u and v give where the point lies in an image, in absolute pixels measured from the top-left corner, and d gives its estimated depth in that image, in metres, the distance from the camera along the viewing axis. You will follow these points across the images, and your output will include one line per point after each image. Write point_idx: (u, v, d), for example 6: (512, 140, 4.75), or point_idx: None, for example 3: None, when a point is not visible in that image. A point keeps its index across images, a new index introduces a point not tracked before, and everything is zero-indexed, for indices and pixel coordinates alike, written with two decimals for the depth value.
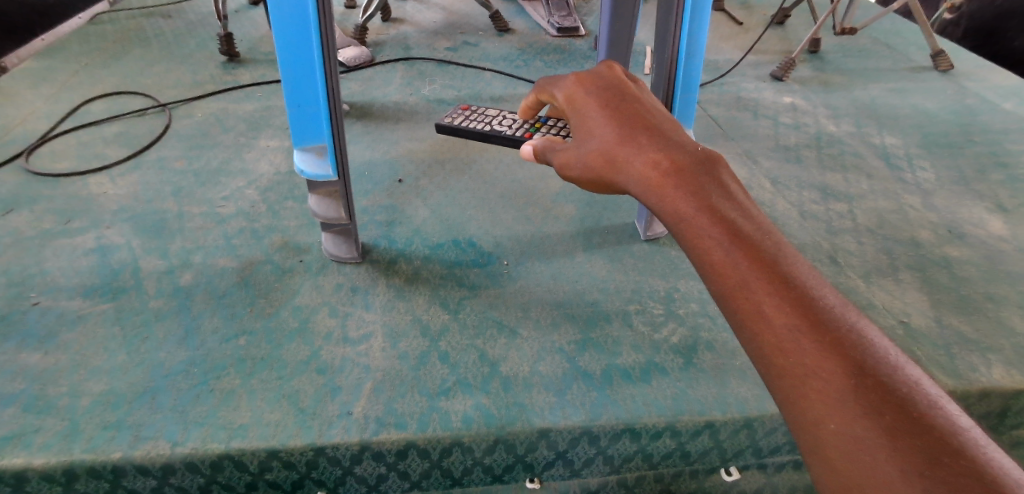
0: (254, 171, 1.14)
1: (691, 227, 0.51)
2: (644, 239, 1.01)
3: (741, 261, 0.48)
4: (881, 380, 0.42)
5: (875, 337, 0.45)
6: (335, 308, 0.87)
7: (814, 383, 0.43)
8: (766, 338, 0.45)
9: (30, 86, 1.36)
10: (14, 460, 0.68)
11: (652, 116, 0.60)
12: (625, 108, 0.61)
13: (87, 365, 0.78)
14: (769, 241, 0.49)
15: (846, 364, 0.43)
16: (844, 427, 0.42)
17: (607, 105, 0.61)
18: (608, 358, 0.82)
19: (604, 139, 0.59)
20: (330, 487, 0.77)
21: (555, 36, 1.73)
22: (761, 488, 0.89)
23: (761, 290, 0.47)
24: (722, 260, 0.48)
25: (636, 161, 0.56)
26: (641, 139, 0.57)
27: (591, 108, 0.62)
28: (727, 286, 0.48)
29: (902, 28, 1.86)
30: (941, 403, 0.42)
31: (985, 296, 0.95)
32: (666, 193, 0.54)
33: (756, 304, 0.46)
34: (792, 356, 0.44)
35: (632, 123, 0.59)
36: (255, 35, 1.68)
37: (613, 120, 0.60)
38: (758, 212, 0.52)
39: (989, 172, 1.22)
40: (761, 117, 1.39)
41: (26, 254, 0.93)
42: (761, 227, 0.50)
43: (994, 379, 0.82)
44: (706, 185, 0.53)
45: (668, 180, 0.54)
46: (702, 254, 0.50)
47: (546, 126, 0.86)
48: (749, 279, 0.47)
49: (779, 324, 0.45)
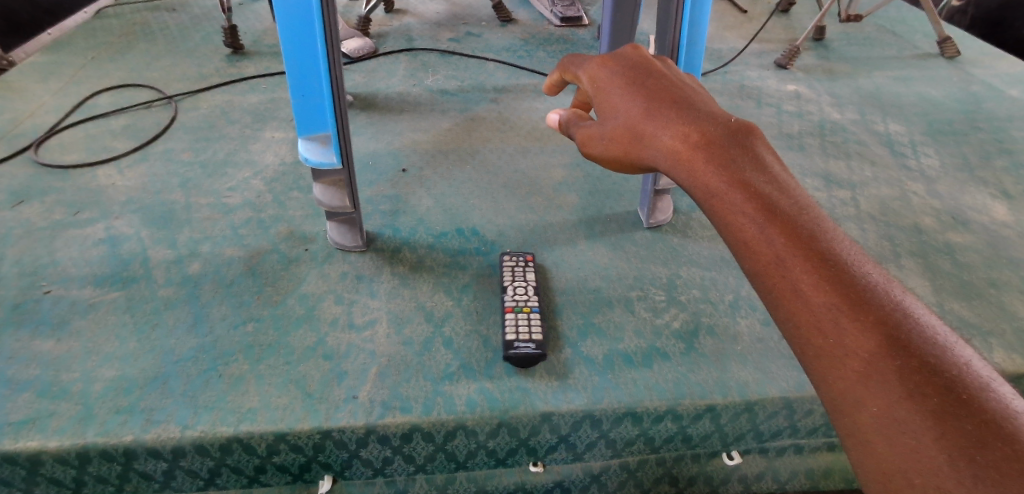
0: (260, 162, 1.15)
1: (722, 202, 0.50)
2: (647, 226, 1.02)
3: (776, 238, 0.47)
4: (926, 361, 0.41)
5: (921, 316, 0.44)
6: (340, 296, 0.88)
7: (853, 364, 0.42)
8: (802, 316, 0.45)
9: (39, 80, 1.38)
10: (29, 444, 0.70)
11: (682, 89, 0.59)
12: (652, 84, 0.59)
13: (98, 352, 0.80)
14: (806, 216, 0.48)
15: (888, 342, 0.42)
16: (883, 409, 0.41)
17: (632, 82, 0.60)
18: (610, 344, 0.83)
19: (628, 113, 0.58)
20: (337, 470, 0.79)
21: (558, 26, 1.73)
22: (762, 472, 0.90)
23: (797, 267, 0.46)
24: (756, 237, 0.48)
25: (663, 135, 0.55)
26: (669, 112, 0.56)
27: (615, 85, 0.61)
28: (761, 264, 0.47)
29: (908, 15, 1.85)
30: (993, 384, 0.40)
31: (987, 281, 0.95)
32: (694, 167, 0.53)
33: (793, 282, 0.45)
34: (831, 336, 0.43)
35: (659, 96, 0.58)
36: (259, 28, 1.69)
37: (638, 94, 0.59)
38: (794, 185, 0.51)
39: (993, 158, 1.23)
40: (764, 106, 1.39)
41: (37, 245, 0.95)
42: (795, 201, 0.49)
43: (996, 363, 0.83)
44: (737, 158, 0.52)
45: (697, 152, 0.53)
46: (735, 232, 0.49)
47: (534, 316, 0.83)
48: (785, 255, 0.46)
49: (817, 302, 0.44)
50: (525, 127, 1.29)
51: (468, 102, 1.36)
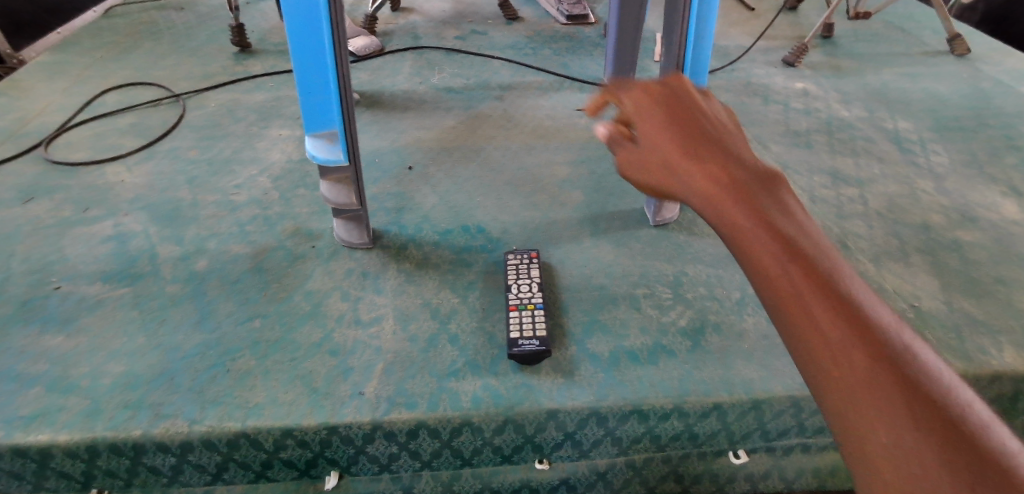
0: (266, 160, 1.15)
1: (744, 235, 0.50)
2: (652, 224, 1.02)
3: (796, 271, 0.47)
4: (933, 396, 0.41)
5: (928, 355, 0.44)
6: (346, 292, 0.89)
7: (864, 393, 0.42)
8: (816, 347, 0.44)
9: (46, 80, 1.39)
10: (39, 438, 0.70)
11: (717, 124, 0.57)
12: (688, 115, 0.57)
13: (106, 347, 0.80)
14: (824, 255, 0.48)
15: (899, 376, 0.42)
16: (892, 440, 0.41)
17: (669, 109, 0.58)
18: (615, 341, 0.83)
19: (661, 143, 0.56)
20: (343, 466, 0.79)
21: (564, 24, 1.73)
22: (768, 471, 0.90)
23: (814, 299, 0.46)
24: (776, 270, 0.47)
25: (693, 168, 0.54)
26: (703, 148, 0.55)
27: (650, 109, 0.58)
28: (779, 295, 0.47)
29: (916, 12, 1.84)
30: (992, 424, 0.41)
31: (996, 279, 0.94)
32: (720, 201, 0.52)
33: (809, 313, 0.45)
34: (843, 366, 0.43)
35: (694, 129, 0.56)
36: (265, 26, 1.69)
37: (673, 124, 0.56)
38: (812, 226, 0.51)
39: (1002, 155, 1.22)
40: (770, 103, 1.38)
41: (46, 242, 0.96)
42: (814, 240, 0.50)
43: (1005, 362, 0.82)
44: (762, 197, 0.52)
45: (724, 188, 0.53)
46: (756, 263, 0.49)
47: (539, 313, 0.83)
48: (803, 288, 0.46)
49: (831, 335, 0.44)
50: (530, 125, 1.29)
51: (473, 100, 1.36)
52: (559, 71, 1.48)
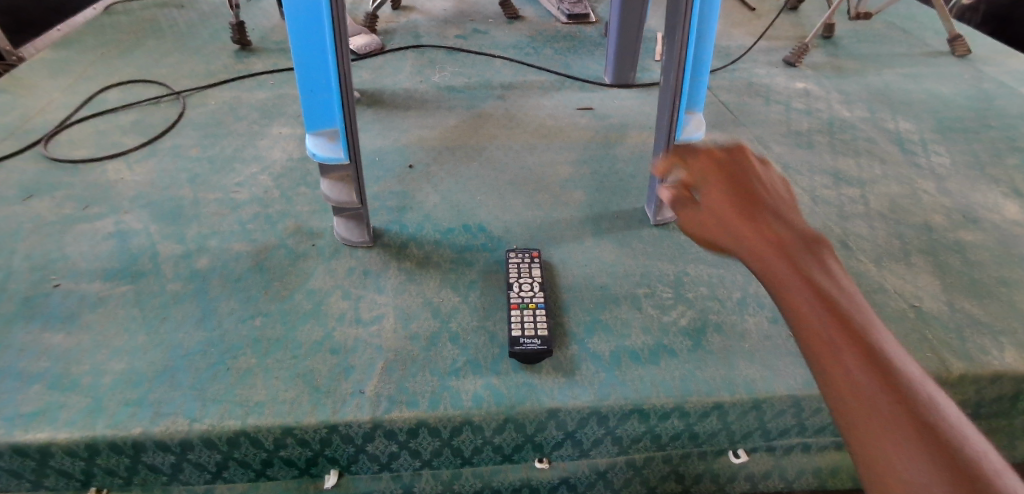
0: (267, 158, 1.15)
1: (784, 286, 0.55)
2: (654, 224, 1.02)
3: (829, 321, 0.52)
4: (947, 440, 0.45)
5: (947, 405, 0.48)
6: (347, 291, 0.89)
7: (885, 432, 0.46)
8: (843, 387, 0.49)
9: (49, 77, 1.39)
10: (40, 435, 0.70)
11: (773, 190, 0.63)
12: (746, 180, 0.64)
13: (107, 345, 0.80)
14: (858, 311, 0.53)
15: (914, 418, 0.46)
16: (907, 474, 0.44)
17: (729, 175, 0.65)
18: (617, 340, 0.83)
19: (720, 204, 0.63)
20: (344, 465, 0.79)
21: (566, 23, 1.73)
22: (769, 471, 0.89)
23: (844, 346, 0.50)
24: (812, 319, 0.52)
25: (745, 227, 0.60)
26: (756, 210, 0.61)
27: (712, 174, 0.65)
28: (813, 340, 0.51)
29: (918, 13, 1.84)
30: (1004, 472, 0.44)
31: (997, 280, 0.94)
32: (765, 256, 0.58)
33: (838, 357, 0.50)
34: (867, 406, 0.47)
35: (751, 194, 0.63)
36: (267, 25, 1.69)
37: (732, 189, 0.63)
38: (849, 286, 0.56)
39: (1004, 156, 1.21)
40: (772, 103, 1.38)
41: (48, 239, 0.96)
42: (850, 298, 0.54)
43: (1007, 363, 0.82)
44: (804, 256, 0.57)
45: (769, 245, 0.58)
46: (794, 312, 0.53)
47: (540, 312, 0.83)
48: (834, 336, 0.51)
49: (859, 378, 0.49)
50: (532, 124, 1.29)
51: (475, 99, 1.36)
52: (561, 71, 1.48)
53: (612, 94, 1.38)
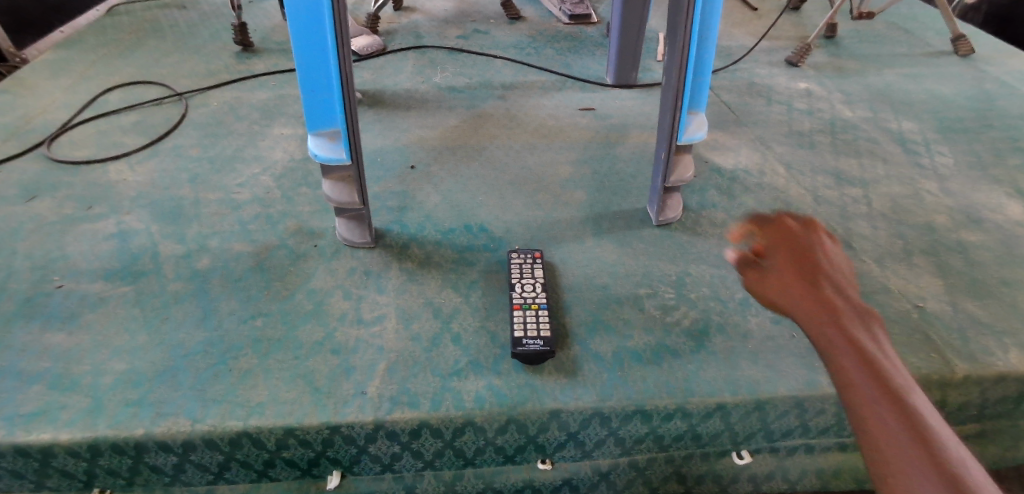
0: (268, 158, 1.15)
1: (826, 337, 0.65)
2: (655, 224, 1.02)
3: (861, 363, 0.61)
4: (947, 452, 0.51)
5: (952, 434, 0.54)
6: (348, 291, 0.88)
7: (891, 437, 0.53)
8: (862, 404, 0.56)
9: (49, 77, 1.39)
10: (41, 436, 0.70)
11: (834, 276, 0.75)
12: (810, 261, 0.76)
13: (108, 345, 0.80)
14: (889, 364, 0.62)
15: (920, 432, 0.53)
16: (906, 470, 0.50)
17: (798, 253, 0.77)
18: (619, 341, 0.83)
19: (783, 275, 0.75)
20: (345, 466, 0.79)
21: (567, 23, 1.73)
22: (772, 472, 0.89)
23: (869, 378, 0.59)
24: (846, 361, 0.62)
25: (801, 292, 0.71)
26: (816, 283, 0.72)
27: (784, 251, 0.77)
28: (843, 374, 0.60)
29: (919, 13, 1.84)
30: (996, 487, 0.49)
31: (1000, 280, 0.94)
32: (813, 314, 0.68)
33: (862, 385, 0.58)
34: (879, 417, 0.55)
35: (814, 271, 0.74)
36: (267, 25, 1.69)
37: (796, 264, 0.75)
38: (887, 353, 0.65)
39: (1007, 156, 1.21)
40: (774, 103, 1.38)
41: (48, 239, 0.95)
42: (885, 357, 0.63)
43: (1010, 364, 0.82)
44: (850, 323, 0.67)
45: (818, 307, 0.69)
46: (832, 355, 0.63)
47: (542, 313, 0.82)
48: (860, 370, 0.60)
49: (876, 398, 0.56)
50: (533, 124, 1.28)
51: (476, 100, 1.36)
52: (562, 71, 1.47)
53: (613, 94, 1.38)
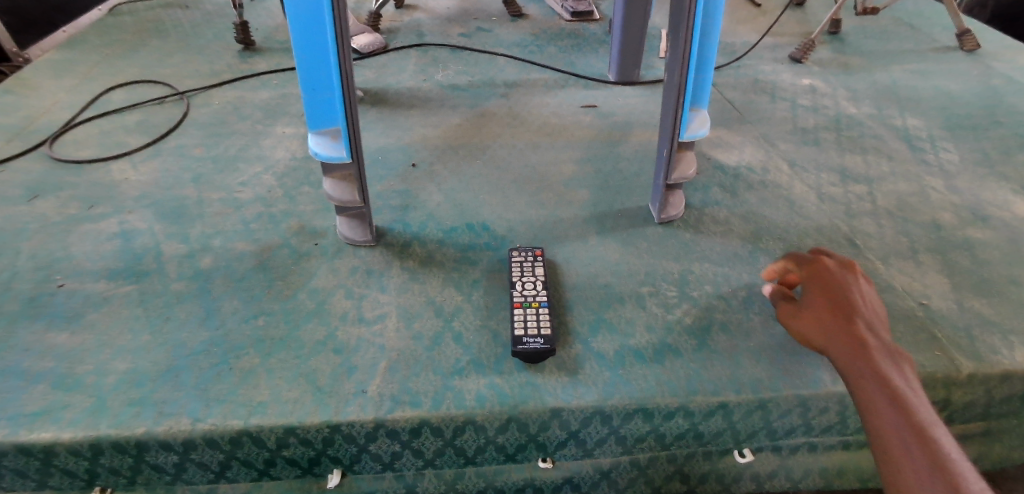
0: (271, 157, 1.15)
1: (862, 385, 0.70)
2: (658, 222, 1.01)
3: (895, 414, 0.66)
4: None
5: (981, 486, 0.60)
6: (350, 290, 0.88)
7: None
8: (898, 464, 0.63)
9: (53, 78, 1.39)
10: (44, 435, 0.71)
11: (867, 308, 0.77)
12: (844, 293, 0.77)
13: (111, 345, 0.80)
14: (922, 408, 0.67)
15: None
16: None
17: (833, 285, 0.78)
18: (621, 340, 0.82)
19: (819, 312, 0.77)
20: (347, 465, 0.79)
21: (569, 21, 1.72)
22: (775, 471, 0.89)
23: (903, 433, 0.64)
24: (882, 412, 0.67)
25: (836, 332, 0.74)
26: (851, 319, 0.75)
27: (818, 284, 0.78)
28: (880, 429, 0.66)
29: (926, 9, 1.82)
30: None
31: (1007, 278, 0.93)
32: (849, 358, 0.72)
33: (898, 441, 0.64)
34: (914, 480, 0.61)
35: (848, 305, 0.76)
36: (270, 24, 1.69)
37: (830, 298, 0.77)
38: (919, 390, 0.69)
39: (1014, 153, 1.20)
40: (778, 100, 1.37)
41: (52, 239, 0.96)
42: (919, 399, 0.68)
43: (1016, 362, 0.81)
44: (884, 362, 0.71)
45: (853, 348, 0.72)
46: (870, 406, 0.68)
47: (543, 311, 0.82)
48: (896, 424, 0.65)
49: (911, 457, 0.63)
50: (535, 122, 1.28)
51: (479, 98, 1.36)
52: (565, 69, 1.47)
53: (616, 92, 1.38)
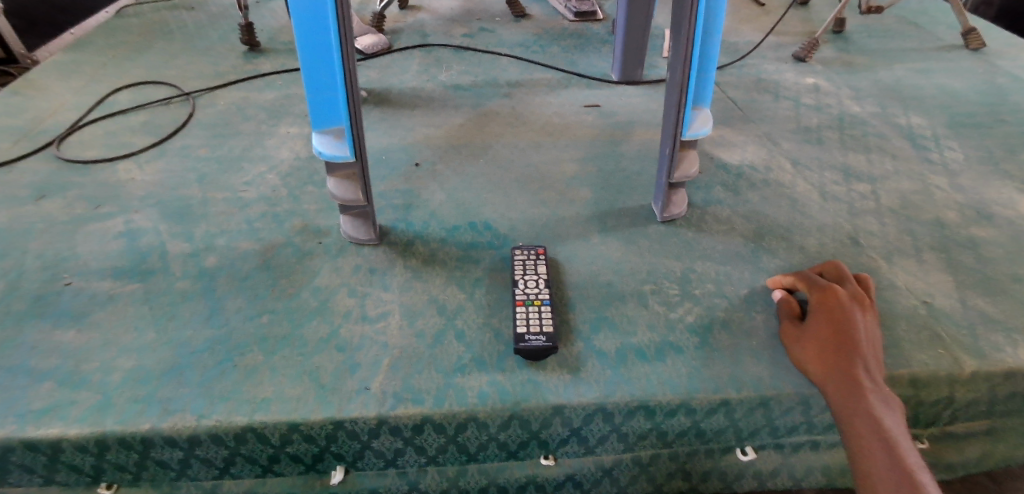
0: (275, 157, 1.16)
1: (856, 426, 0.71)
2: (661, 220, 1.02)
3: (885, 460, 0.68)
4: None
5: None
6: (353, 289, 0.89)
7: None
8: None
9: (60, 79, 1.40)
10: (50, 431, 0.71)
11: (869, 342, 0.77)
12: (850, 326, 0.77)
13: (116, 343, 0.81)
14: (910, 453, 0.69)
15: None
16: None
17: (839, 316, 0.78)
18: (622, 337, 0.83)
19: (822, 342, 0.77)
20: (350, 461, 0.79)
21: (573, 21, 1.72)
22: (777, 469, 0.89)
23: (892, 479, 0.67)
24: (873, 456, 0.69)
25: (834, 367, 0.75)
26: (852, 354, 0.75)
27: (825, 314, 0.78)
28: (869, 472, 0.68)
29: (930, 7, 1.82)
30: None
31: (1010, 276, 0.93)
32: (844, 396, 0.73)
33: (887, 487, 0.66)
34: None
35: (851, 338, 0.76)
36: (274, 25, 1.70)
37: (835, 329, 0.77)
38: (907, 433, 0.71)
39: (1018, 151, 1.20)
40: (781, 99, 1.37)
41: (59, 238, 0.97)
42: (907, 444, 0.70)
43: (1020, 360, 0.81)
44: (878, 402, 0.72)
45: (850, 386, 0.73)
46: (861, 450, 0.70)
47: (545, 309, 0.83)
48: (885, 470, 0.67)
49: None
50: (538, 122, 1.28)
51: (481, 98, 1.36)
52: (568, 69, 1.47)
53: (619, 92, 1.38)
